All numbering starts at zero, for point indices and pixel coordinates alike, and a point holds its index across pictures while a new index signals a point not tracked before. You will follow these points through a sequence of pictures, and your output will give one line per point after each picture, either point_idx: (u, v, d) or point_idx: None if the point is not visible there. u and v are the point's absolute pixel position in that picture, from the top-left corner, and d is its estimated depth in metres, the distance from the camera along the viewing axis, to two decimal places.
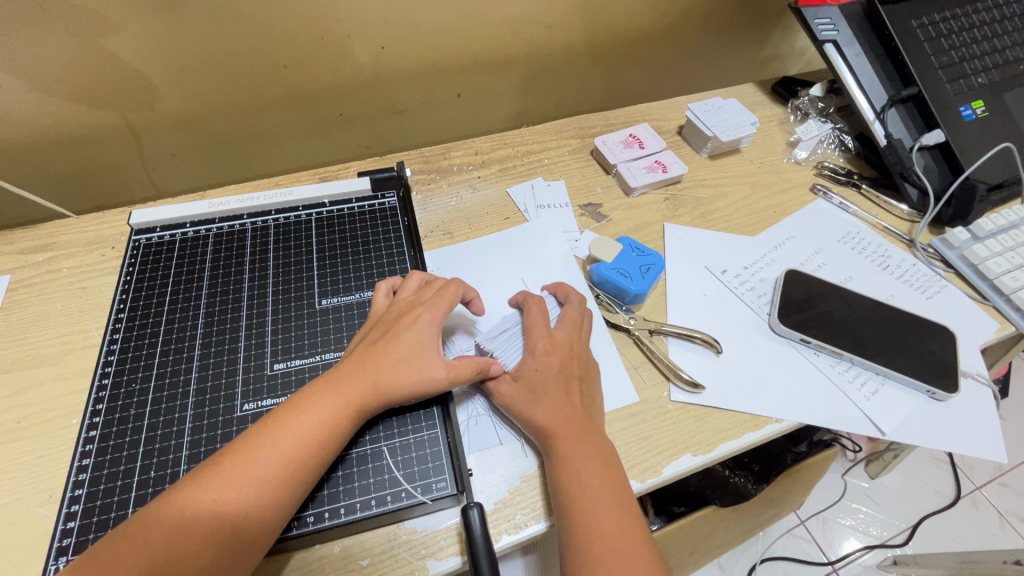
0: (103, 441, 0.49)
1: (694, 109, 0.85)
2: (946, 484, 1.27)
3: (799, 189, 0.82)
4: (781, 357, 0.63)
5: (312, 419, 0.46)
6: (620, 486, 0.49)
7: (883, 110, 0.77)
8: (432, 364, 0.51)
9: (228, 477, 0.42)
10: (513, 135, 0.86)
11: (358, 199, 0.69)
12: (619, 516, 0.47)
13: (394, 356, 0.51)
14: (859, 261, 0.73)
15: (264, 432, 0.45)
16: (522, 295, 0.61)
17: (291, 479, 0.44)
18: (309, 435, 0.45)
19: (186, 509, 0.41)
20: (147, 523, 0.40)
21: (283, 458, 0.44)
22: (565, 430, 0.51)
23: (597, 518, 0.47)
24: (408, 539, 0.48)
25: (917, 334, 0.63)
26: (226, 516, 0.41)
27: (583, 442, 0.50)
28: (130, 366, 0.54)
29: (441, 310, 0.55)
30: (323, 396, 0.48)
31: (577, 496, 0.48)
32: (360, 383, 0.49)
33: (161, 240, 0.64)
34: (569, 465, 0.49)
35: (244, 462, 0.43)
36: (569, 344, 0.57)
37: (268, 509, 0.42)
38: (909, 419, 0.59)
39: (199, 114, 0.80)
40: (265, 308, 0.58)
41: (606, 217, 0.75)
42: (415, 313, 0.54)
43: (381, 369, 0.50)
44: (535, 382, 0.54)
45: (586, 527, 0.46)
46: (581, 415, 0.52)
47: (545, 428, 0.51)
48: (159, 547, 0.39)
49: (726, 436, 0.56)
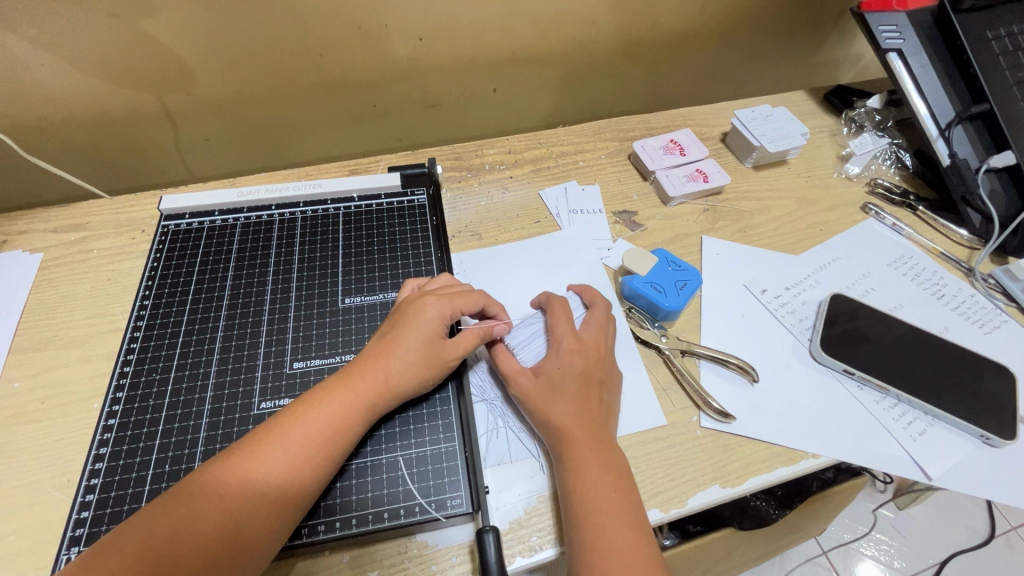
0: (121, 429, 0.49)
1: (741, 116, 0.80)
2: (979, 522, 1.21)
3: (848, 207, 0.77)
4: (821, 389, 0.59)
5: (325, 413, 0.45)
6: (636, 506, 0.47)
7: (949, 127, 0.72)
8: (443, 348, 0.50)
9: (240, 470, 0.42)
10: (548, 134, 0.83)
11: (387, 194, 0.68)
12: (636, 539, 0.45)
13: (404, 346, 0.49)
14: (910, 288, 0.69)
15: (273, 428, 0.44)
16: (545, 295, 0.59)
17: (303, 476, 0.43)
18: (322, 431, 0.44)
19: (197, 502, 0.40)
20: (157, 513, 0.40)
21: (295, 453, 0.43)
22: (582, 440, 0.48)
23: (610, 538, 0.44)
24: (419, 555, 0.46)
25: (973, 372, 0.59)
26: (236, 511, 0.40)
27: (600, 454, 0.48)
28: (152, 354, 0.53)
29: (454, 302, 0.52)
30: (336, 390, 0.47)
31: (591, 512, 0.45)
32: (371, 380, 0.47)
33: (189, 227, 0.63)
34: (583, 479, 0.47)
35: (256, 454, 0.42)
36: (594, 347, 0.55)
37: (279, 505, 0.41)
38: (958, 465, 0.55)
39: (233, 99, 0.79)
40: (288, 303, 0.57)
41: (641, 226, 0.72)
42: (426, 302, 0.52)
43: (390, 359, 0.49)
44: (553, 383, 0.51)
45: (598, 547, 0.44)
46: (598, 426, 0.50)
47: (559, 437, 0.49)
48: (164, 541, 0.38)
49: (757, 469, 0.53)
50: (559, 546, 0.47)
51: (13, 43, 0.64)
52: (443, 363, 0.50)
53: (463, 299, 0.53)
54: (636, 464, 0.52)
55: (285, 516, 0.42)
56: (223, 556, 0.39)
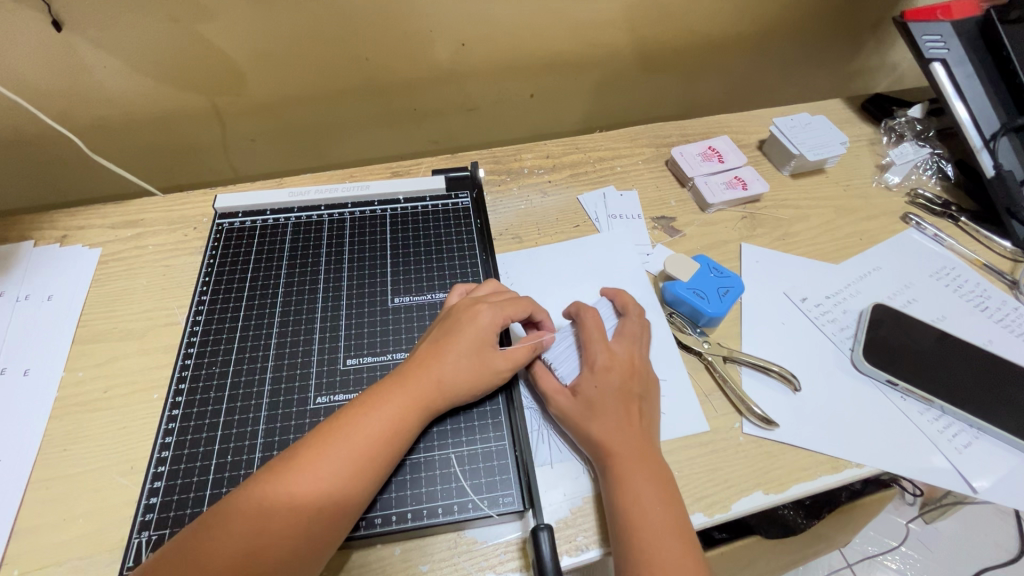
0: (185, 419, 0.50)
1: (780, 124, 0.80)
2: (1009, 539, 1.19)
3: (888, 217, 0.77)
4: (864, 398, 0.59)
5: (383, 416, 0.45)
6: (682, 517, 0.47)
7: (994, 138, 0.72)
8: (494, 358, 0.51)
9: (302, 475, 0.41)
10: (586, 139, 0.84)
11: (432, 197, 0.69)
12: (684, 549, 0.45)
13: (458, 353, 0.50)
14: (953, 300, 0.68)
15: (333, 428, 0.44)
16: (574, 306, 0.59)
17: (364, 478, 0.43)
18: (380, 433, 0.45)
19: (261, 507, 0.40)
20: (220, 520, 0.39)
21: (356, 455, 0.43)
22: (625, 450, 0.49)
23: (657, 547, 0.44)
24: (470, 550, 0.47)
25: (1020, 385, 0.58)
26: (302, 515, 0.40)
27: (644, 464, 0.49)
28: (212, 348, 0.55)
29: (506, 312, 0.53)
30: (390, 392, 0.47)
31: (637, 521, 0.46)
32: (426, 382, 0.48)
33: (242, 225, 0.65)
34: (628, 488, 0.47)
35: (316, 457, 0.42)
36: (630, 360, 0.55)
37: (342, 506, 0.42)
38: (1004, 478, 0.55)
39: (280, 101, 0.81)
40: (340, 301, 0.59)
41: (679, 232, 0.73)
42: (478, 309, 0.53)
43: (444, 365, 0.49)
44: (593, 399, 0.52)
45: (645, 556, 0.44)
46: (641, 437, 0.50)
47: (602, 446, 0.50)
48: (235, 543, 0.38)
49: (800, 477, 0.53)
50: (603, 548, 0.48)
51: (80, 46, 0.66)
52: (494, 371, 0.51)
53: (515, 309, 0.54)
54: (679, 468, 0.53)
55: (348, 518, 0.42)
56: (293, 559, 0.39)
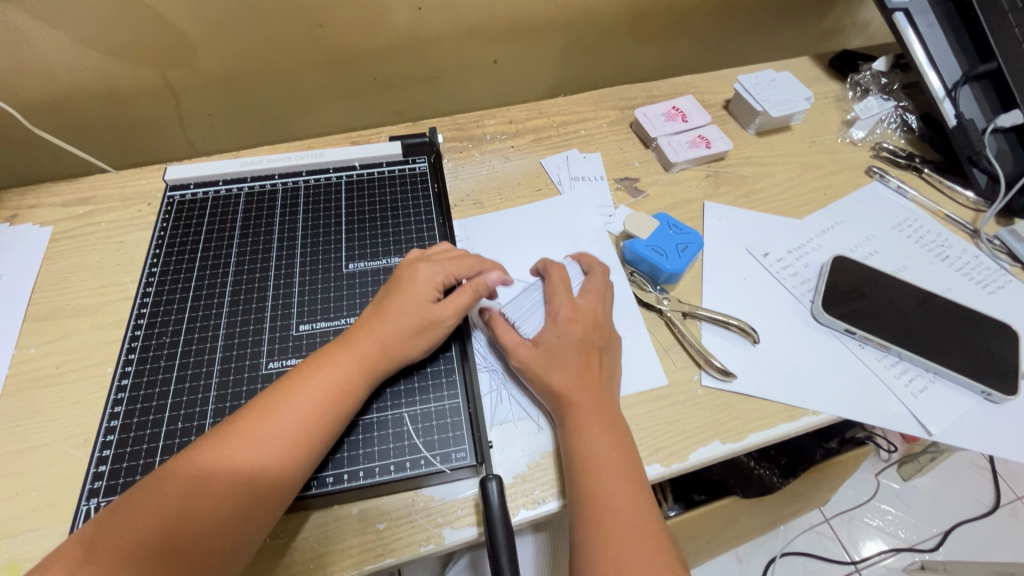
0: (134, 389, 0.51)
1: (744, 81, 0.79)
2: (984, 492, 1.21)
3: (853, 171, 0.77)
4: (822, 348, 0.59)
5: (323, 379, 0.45)
6: (636, 467, 0.47)
7: (955, 88, 0.71)
8: (437, 309, 0.51)
9: (243, 437, 0.41)
10: (549, 104, 0.83)
11: (389, 163, 0.68)
12: (634, 497, 0.45)
13: (398, 312, 0.50)
14: (914, 250, 0.68)
15: (277, 392, 0.44)
16: (542, 263, 0.59)
17: (304, 441, 0.43)
18: (320, 397, 0.44)
19: (197, 473, 0.40)
20: (154, 486, 0.39)
21: (295, 418, 0.43)
22: (583, 402, 0.49)
23: (608, 495, 0.45)
24: (426, 507, 0.48)
25: (976, 330, 0.59)
26: (239, 479, 0.40)
27: (601, 416, 0.49)
28: (162, 319, 0.55)
29: (444, 267, 0.53)
30: (332, 356, 0.47)
31: (590, 470, 0.46)
32: (370, 344, 0.48)
33: (194, 197, 0.64)
34: (584, 439, 0.47)
35: (253, 423, 0.42)
36: (593, 314, 0.55)
37: (281, 469, 0.42)
38: (958, 420, 0.55)
39: (234, 73, 0.79)
40: (293, 269, 0.59)
41: (643, 192, 0.72)
42: (417, 267, 0.53)
43: (385, 324, 0.49)
44: (554, 351, 0.52)
45: (597, 504, 0.44)
46: (600, 391, 0.50)
47: (560, 400, 0.50)
48: (173, 503, 0.38)
49: (758, 426, 0.54)
50: (561, 499, 0.48)
51: (17, 18, 0.64)
52: (439, 323, 0.51)
53: (453, 266, 0.53)
54: (637, 421, 0.53)
55: (288, 481, 0.42)
56: (234, 519, 0.39)
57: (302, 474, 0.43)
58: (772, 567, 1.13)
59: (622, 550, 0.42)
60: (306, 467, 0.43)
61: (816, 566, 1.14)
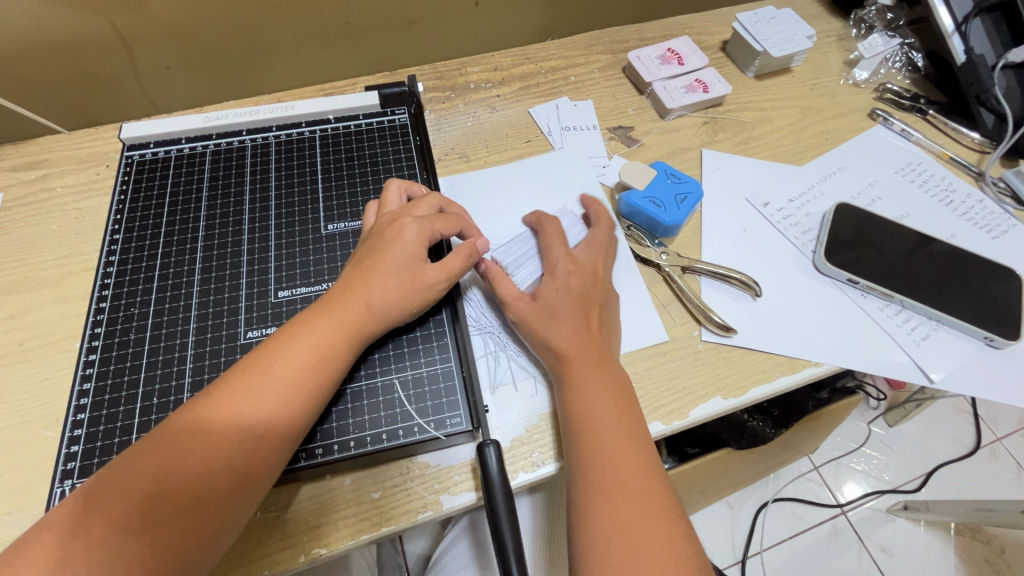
0: (103, 364, 0.48)
1: (743, 19, 0.74)
2: (966, 435, 1.25)
3: (855, 114, 0.73)
4: (823, 298, 0.58)
5: (306, 347, 0.42)
6: (638, 427, 0.45)
7: (966, 21, 0.68)
8: (427, 271, 0.48)
9: (221, 409, 0.39)
10: (536, 48, 0.77)
11: (366, 114, 0.63)
12: (637, 455, 0.43)
13: (385, 272, 0.46)
14: (918, 196, 0.66)
15: (257, 360, 0.41)
16: (534, 215, 0.56)
17: (287, 412, 0.40)
18: (301, 366, 0.42)
19: (174, 449, 0.37)
20: (128, 463, 0.37)
21: (276, 387, 0.40)
22: (584, 360, 0.47)
23: (610, 453, 0.43)
24: (422, 474, 0.46)
25: (979, 275, 0.57)
26: (220, 455, 0.38)
27: (603, 374, 0.47)
28: (129, 290, 0.51)
29: (428, 225, 0.49)
30: (314, 321, 0.44)
31: (592, 430, 0.44)
32: (351, 306, 0.45)
33: (155, 157, 0.59)
34: (585, 399, 0.45)
35: (232, 395, 0.40)
36: (591, 269, 0.53)
37: (264, 443, 0.39)
38: (959, 366, 0.55)
39: (190, 19, 0.72)
40: (268, 232, 0.55)
41: (638, 141, 0.69)
42: (403, 224, 0.49)
43: (372, 287, 0.46)
44: (552, 306, 0.49)
45: (598, 461, 0.43)
46: (602, 350, 0.48)
47: (560, 359, 0.47)
48: (149, 477, 0.36)
49: (759, 380, 0.53)
50: (560, 461, 0.47)
51: None
52: (430, 286, 0.48)
53: (439, 223, 0.50)
54: (636, 379, 0.52)
55: (272, 452, 0.40)
56: (215, 493, 0.37)
57: (288, 445, 0.41)
58: (762, 513, 1.16)
59: (626, 507, 0.40)
60: (291, 437, 0.41)
61: (804, 510, 1.17)
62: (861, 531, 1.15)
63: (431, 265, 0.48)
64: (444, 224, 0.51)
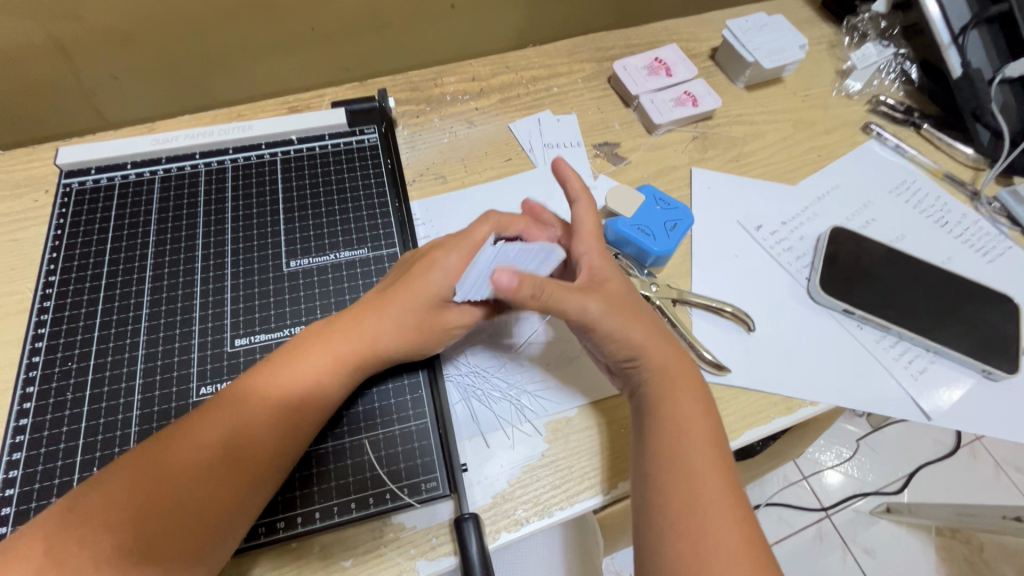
0: (35, 431, 0.42)
1: (733, 26, 0.71)
2: (947, 435, 1.25)
3: (848, 128, 0.70)
4: (818, 330, 0.55)
5: (318, 359, 0.41)
6: (728, 454, 0.42)
7: (963, 33, 0.65)
8: (445, 316, 0.44)
9: (218, 427, 0.38)
10: (517, 56, 0.72)
11: (332, 134, 0.58)
12: (723, 480, 0.40)
13: (397, 311, 0.43)
14: (912, 216, 0.64)
15: (259, 378, 0.40)
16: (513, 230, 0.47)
17: (303, 404, 0.40)
18: (320, 363, 0.41)
19: (191, 438, 0.37)
20: (119, 480, 0.35)
21: (273, 410, 0.39)
22: (675, 378, 0.44)
23: (699, 476, 0.39)
24: (396, 537, 0.42)
25: (977, 303, 0.55)
26: (231, 445, 0.37)
27: (695, 392, 0.44)
28: (66, 342, 0.46)
29: (467, 252, 0.44)
30: (314, 343, 0.42)
31: (680, 447, 0.41)
32: (354, 336, 0.42)
33: (97, 185, 0.54)
34: (676, 418, 0.42)
35: (230, 415, 0.38)
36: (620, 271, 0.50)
37: (278, 435, 0.39)
38: (959, 401, 0.53)
39: (138, 23, 0.66)
40: (225, 271, 0.50)
41: (624, 159, 0.65)
42: (436, 257, 0.45)
43: (380, 322, 0.43)
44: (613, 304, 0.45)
45: (687, 485, 0.39)
46: (689, 366, 0.46)
47: (650, 373, 0.44)
48: (137, 499, 0.34)
49: (754, 421, 0.50)
50: (546, 521, 0.44)
51: None
52: (445, 329, 0.44)
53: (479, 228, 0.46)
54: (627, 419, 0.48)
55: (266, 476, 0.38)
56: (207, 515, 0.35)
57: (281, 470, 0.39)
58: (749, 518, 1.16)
59: (709, 524, 0.38)
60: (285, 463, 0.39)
61: (790, 516, 1.17)
62: (846, 534, 1.15)
63: (455, 307, 0.44)
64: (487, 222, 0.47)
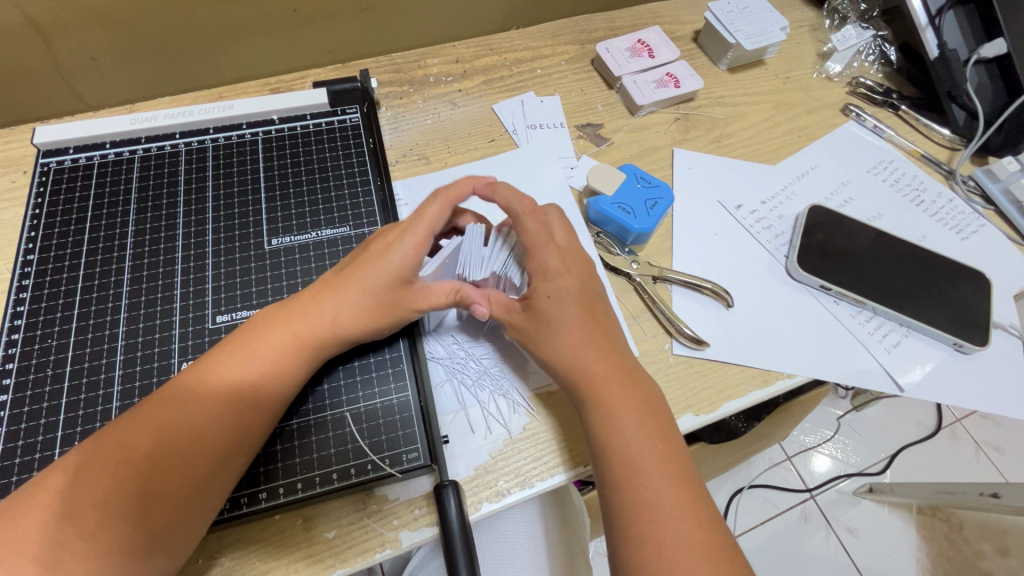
0: (15, 407, 0.42)
1: (715, 8, 0.71)
2: (928, 417, 1.28)
3: (828, 110, 0.71)
4: (796, 306, 0.56)
5: (281, 339, 0.41)
6: (667, 424, 0.43)
7: (940, 13, 0.67)
8: (409, 296, 0.43)
9: (185, 411, 0.37)
10: (500, 38, 0.72)
11: (314, 114, 0.58)
12: (669, 457, 0.41)
13: (358, 286, 0.43)
14: (889, 195, 0.65)
15: (223, 358, 0.40)
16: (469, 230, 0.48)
17: (269, 388, 0.40)
18: (287, 347, 0.41)
19: (153, 428, 0.36)
20: (90, 471, 0.35)
21: (238, 391, 0.39)
22: (603, 374, 0.43)
23: (644, 465, 0.40)
24: (379, 509, 0.43)
25: (951, 279, 0.57)
26: (197, 434, 0.37)
27: (622, 382, 0.43)
28: (46, 320, 0.46)
29: (420, 234, 0.44)
30: (275, 324, 0.41)
31: (625, 454, 0.41)
32: (314, 313, 0.42)
33: (75, 164, 0.53)
34: (611, 415, 0.42)
35: (195, 400, 0.38)
36: (581, 257, 0.48)
37: (243, 420, 0.38)
38: (931, 374, 0.54)
39: (115, 3, 0.65)
40: (206, 249, 0.50)
41: (607, 140, 0.65)
42: (392, 239, 0.45)
43: (341, 298, 0.42)
44: (546, 317, 0.44)
45: (632, 475, 0.40)
46: (616, 352, 0.45)
47: (579, 383, 0.43)
48: (111, 487, 0.34)
49: (732, 394, 0.51)
50: (531, 489, 0.45)
51: None
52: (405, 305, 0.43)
53: (433, 208, 0.46)
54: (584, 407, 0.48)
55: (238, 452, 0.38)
56: (186, 495, 0.36)
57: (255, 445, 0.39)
58: (735, 500, 1.18)
59: (664, 522, 0.38)
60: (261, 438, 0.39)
61: (775, 497, 1.19)
62: (829, 514, 1.17)
63: (420, 285, 0.44)
64: (444, 203, 0.46)
